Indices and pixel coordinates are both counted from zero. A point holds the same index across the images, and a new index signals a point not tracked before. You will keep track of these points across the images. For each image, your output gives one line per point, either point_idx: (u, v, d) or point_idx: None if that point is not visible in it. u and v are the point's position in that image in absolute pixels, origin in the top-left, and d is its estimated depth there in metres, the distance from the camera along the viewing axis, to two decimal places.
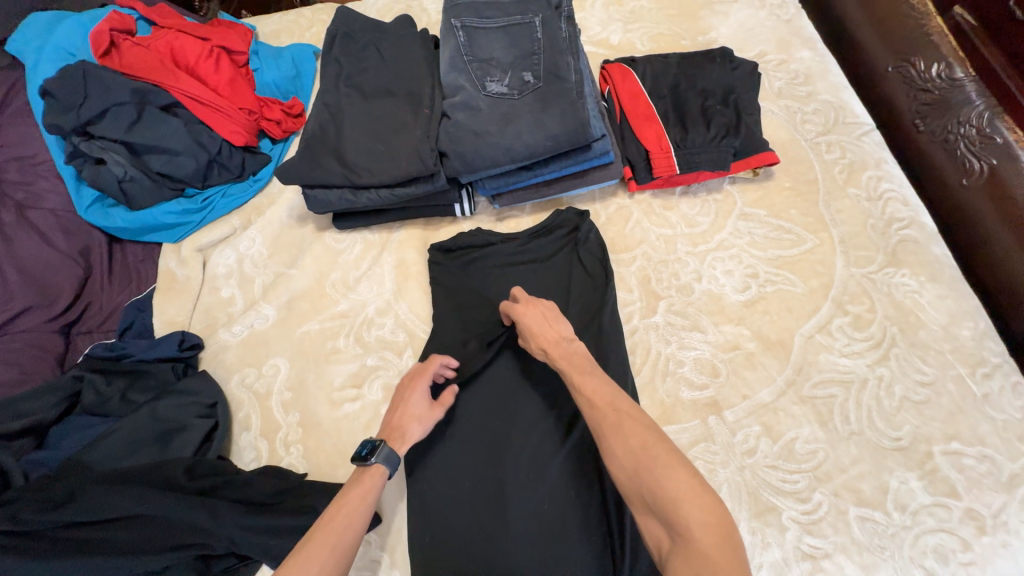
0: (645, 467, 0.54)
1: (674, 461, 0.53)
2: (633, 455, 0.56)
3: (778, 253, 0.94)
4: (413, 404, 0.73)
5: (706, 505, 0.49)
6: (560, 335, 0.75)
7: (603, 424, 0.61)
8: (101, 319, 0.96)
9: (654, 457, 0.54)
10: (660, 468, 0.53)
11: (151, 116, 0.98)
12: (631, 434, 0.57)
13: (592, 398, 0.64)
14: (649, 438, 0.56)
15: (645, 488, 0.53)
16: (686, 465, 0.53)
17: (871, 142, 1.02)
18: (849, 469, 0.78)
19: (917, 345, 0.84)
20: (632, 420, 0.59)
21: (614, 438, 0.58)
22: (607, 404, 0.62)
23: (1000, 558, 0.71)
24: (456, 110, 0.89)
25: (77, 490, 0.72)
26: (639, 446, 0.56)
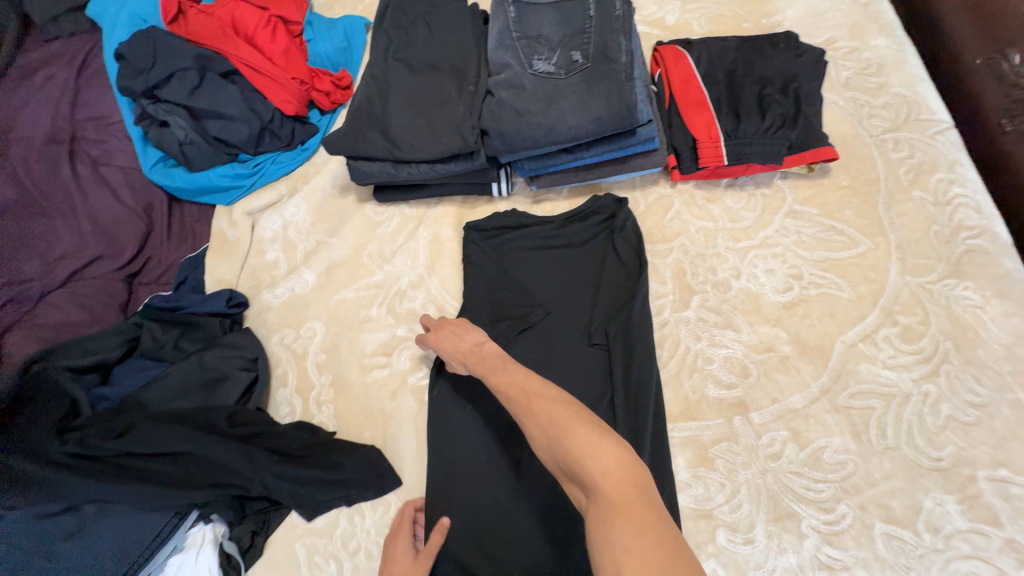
0: (552, 435, 0.54)
1: (575, 422, 0.54)
2: (543, 427, 0.56)
3: (826, 254, 0.89)
4: (397, 566, 0.72)
5: (608, 455, 0.50)
6: (474, 342, 0.75)
7: (518, 407, 0.61)
8: (159, 273, 1.03)
9: (557, 422, 0.55)
10: (562, 432, 0.53)
11: (211, 83, 1.03)
12: (539, 408, 0.58)
13: (509, 383, 0.64)
14: (553, 407, 0.57)
15: (557, 455, 0.54)
16: (587, 422, 0.53)
17: (946, 141, 0.94)
18: (879, 484, 0.75)
19: (972, 363, 0.78)
20: (538, 395, 0.60)
21: (527, 417, 0.59)
22: (519, 386, 0.63)
23: None
24: (501, 88, 0.88)
25: (136, 424, 0.79)
26: (545, 416, 0.56)
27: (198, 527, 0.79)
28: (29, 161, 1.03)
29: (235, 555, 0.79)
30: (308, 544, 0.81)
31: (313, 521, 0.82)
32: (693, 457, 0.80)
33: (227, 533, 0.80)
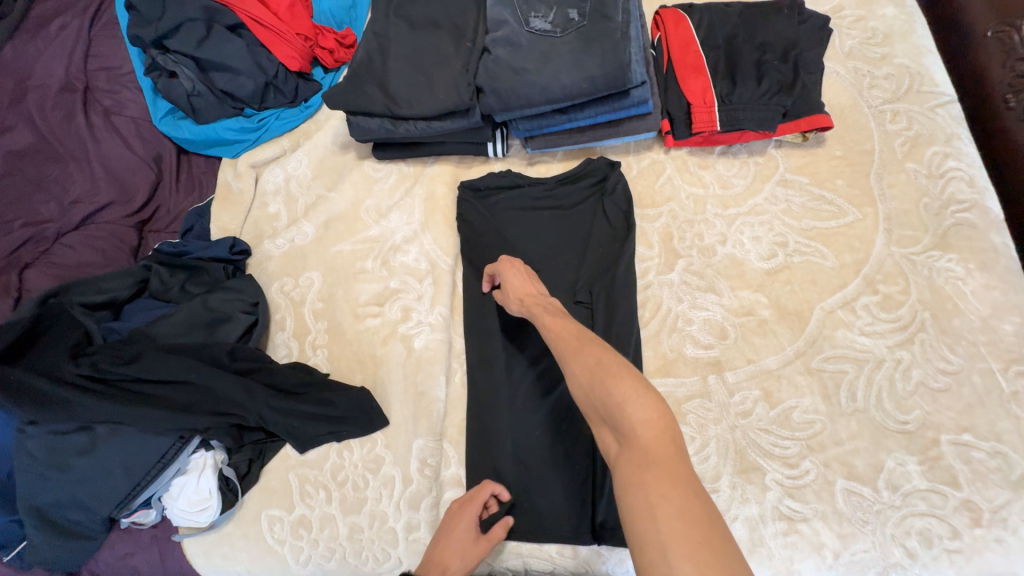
0: (598, 378, 0.57)
1: (623, 372, 0.56)
2: (588, 373, 0.58)
3: (813, 223, 0.90)
4: (457, 537, 0.72)
5: (651, 408, 0.52)
6: (540, 290, 0.79)
7: (565, 352, 0.64)
8: (167, 221, 1.08)
9: (606, 369, 0.57)
10: (609, 379, 0.56)
11: (217, 35, 1.06)
12: (590, 355, 0.60)
13: (559, 328, 0.68)
14: (604, 356, 0.59)
15: (598, 398, 0.56)
16: (635, 374, 0.55)
17: (946, 114, 0.93)
18: (844, 443, 0.77)
19: (948, 333, 0.80)
20: (590, 344, 0.62)
21: (573, 358, 0.62)
22: (570, 334, 0.66)
23: (988, 551, 0.70)
24: (498, 45, 0.89)
25: (141, 353, 0.85)
26: (595, 360, 0.59)
27: (200, 452, 0.85)
28: (45, 108, 1.06)
29: (233, 479, 0.85)
30: (299, 474, 0.87)
31: (305, 454, 0.88)
32: None
33: (226, 460, 0.86)
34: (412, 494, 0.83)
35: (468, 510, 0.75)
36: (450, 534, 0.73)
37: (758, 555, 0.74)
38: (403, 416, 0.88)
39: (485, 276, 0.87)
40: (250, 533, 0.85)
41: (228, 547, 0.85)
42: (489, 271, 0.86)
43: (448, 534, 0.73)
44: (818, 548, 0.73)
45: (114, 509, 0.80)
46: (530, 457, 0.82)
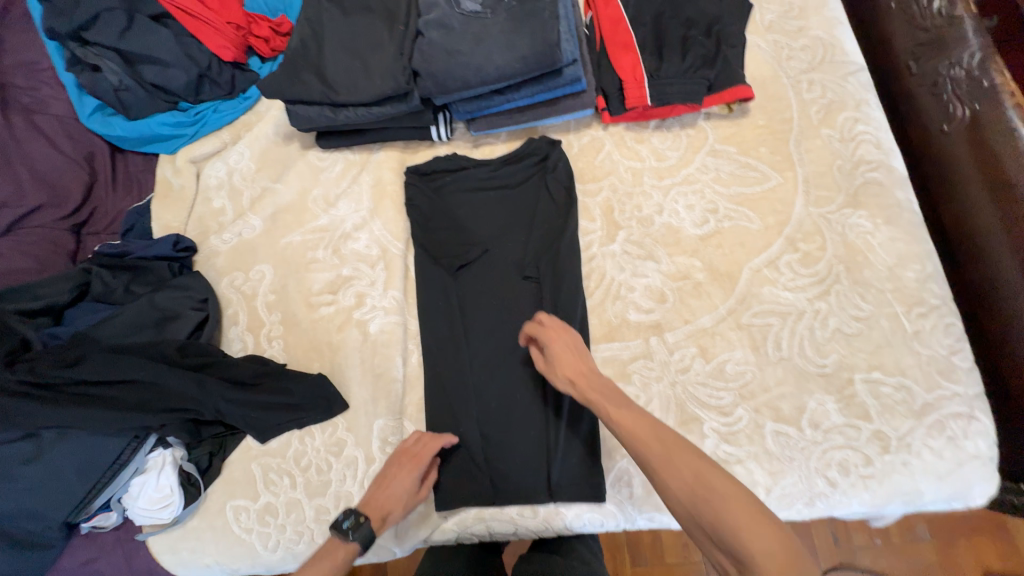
0: (704, 500, 0.58)
1: (731, 494, 0.57)
2: (693, 489, 0.59)
3: (740, 190, 0.96)
4: (400, 484, 0.78)
5: (775, 534, 0.53)
6: (590, 366, 0.76)
7: (650, 459, 0.63)
8: (106, 223, 1.05)
9: (711, 489, 0.58)
10: (722, 501, 0.57)
11: (141, 25, 1.03)
12: (683, 466, 0.61)
13: (637, 425, 0.66)
14: (703, 470, 0.60)
15: (707, 521, 0.57)
16: (745, 496, 0.57)
17: (856, 82, 1.00)
18: (772, 389, 0.84)
19: (859, 283, 0.87)
20: (680, 451, 0.62)
21: (666, 471, 0.61)
22: (655, 436, 0.65)
23: (896, 473, 0.79)
24: (431, 28, 0.90)
25: (86, 355, 0.84)
26: (692, 473, 0.60)
27: (157, 451, 0.84)
28: None
29: (194, 474, 0.85)
30: (262, 463, 0.88)
31: (267, 443, 0.89)
32: (612, 373, 0.88)
33: (186, 456, 0.86)
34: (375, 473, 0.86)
35: (410, 460, 0.80)
36: (390, 480, 0.79)
37: None
38: (362, 398, 0.90)
39: (523, 333, 0.82)
40: (216, 525, 0.85)
41: (195, 541, 0.86)
42: (526, 331, 0.81)
43: (389, 479, 0.79)
44: (752, 486, 0.80)
45: (71, 512, 0.79)
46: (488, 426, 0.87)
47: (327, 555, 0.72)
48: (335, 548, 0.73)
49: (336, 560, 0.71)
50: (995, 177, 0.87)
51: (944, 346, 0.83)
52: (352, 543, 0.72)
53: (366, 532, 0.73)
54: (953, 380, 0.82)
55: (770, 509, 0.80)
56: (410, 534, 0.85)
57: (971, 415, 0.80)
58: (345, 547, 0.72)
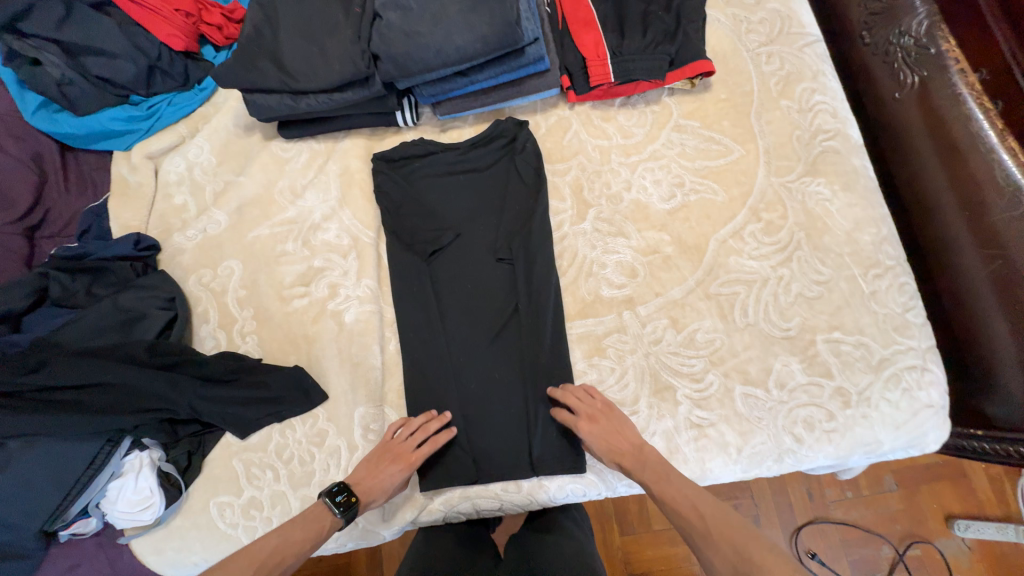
0: (745, 571, 0.63)
1: (771, 562, 0.62)
2: (734, 558, 0.65)
3: (705, 163, 0.98)
4: (391, 476, 0.79)
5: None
6: (632, 443, 0.79)
7: (693, 533, 0.69)
8: (62, 225, 1.01)
9: (750, 552, 0.64)
10: (761, 568, 0.62)
11: (82, 15, 0.98)
12: (723, 540, 0.67)
13: (680, 497, 0.72)
14: (742, 542, 0.66)
15: None
16: (784, 566, 0.61)
17: (812, 53, 1.02)
18: (740, 354, 0.87)
19: (819, 248, 0.91)
20: (718, 523, 0.69)
21: (708, 546, 0.67)
22: (699, 508, 0.71)
23: (857, 426, 0.84)
24: (388, 9, 0.88)
25: (48, 359, 0.81)
26: (730, 546, 0.66)
27: (133, 454, 0.83)
28: None
29: (173, 473, 0.84)
30: (244, 459, 0.87)
31: (247, 439, 0.88)
32: (588, 349, 0.90)
33: (164, 457, 0.85)
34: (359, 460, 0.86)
35: (409, 449, 0.81)
36: (383, 465, 0.80)
37: (675, 461, 0.84)
38: (341, 388, 0.90)
39: (557, 392, 0.84)
40: (200, 522, 0.85)
41: (179, 540, 0.85)
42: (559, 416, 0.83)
43: (381, 463, 0.80)
44: (724, 447, 0.84)
45: (47, 520, 0.77)
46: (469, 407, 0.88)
47: (312, 521, 0.74)
48: (320, 514, 0.75)
49: (319, 529, 0.73)
50: (945, 142, 0.92)
51: (899, 304, 0.88)
52: (336, 518, 0.74)
53: (351, 511, 0.75)
54: (907, 335, 0.86)
55: (742, 468, 0.84)
56: (398, 517, 0.86)
57: (924, 367, 0.85)
58: (331, 519, 0.74)
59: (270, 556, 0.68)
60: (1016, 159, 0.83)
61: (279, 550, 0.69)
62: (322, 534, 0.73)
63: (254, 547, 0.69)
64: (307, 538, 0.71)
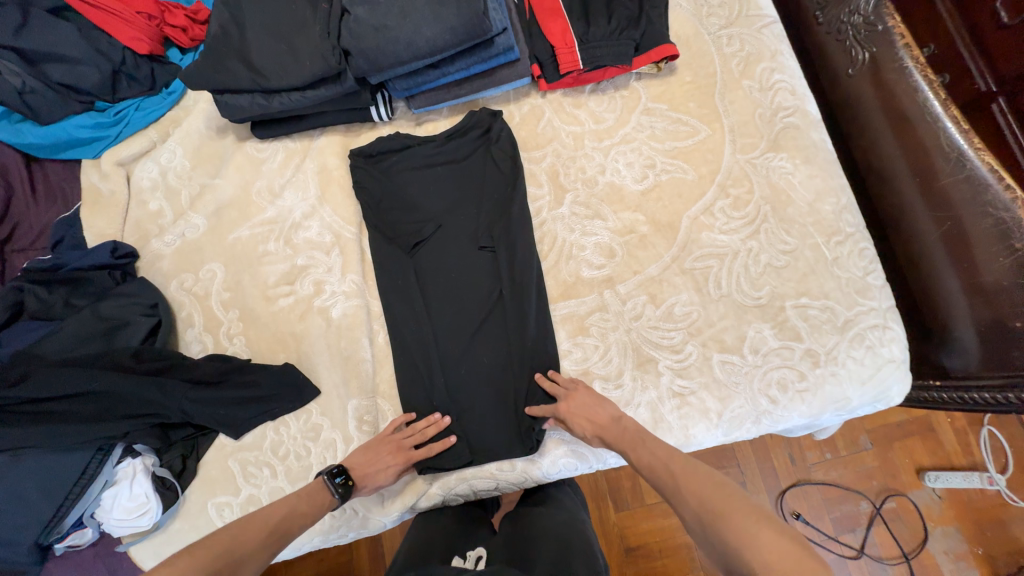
0: (707, 521, 0.61)
1: (732, 508, 0.60)
2: (700, 509, 0.62)
3: (674, 144, 1.01)
4: (386, 463, 0.82)
5: (776, 535, 0.55)
6: (610, 416, 0.82)
7: (666, 490, 0.69)
8: (32, 237, 0.99)
9: (714, 502, 0.62)
10: (719, 514, 0.60)
11: (41, 21, 0.96)
12: (691, 492, 0.65)
13: (654, 459, 0.73)
14: (708, 492, 0.63)
15: (714, 543, 0.59)
16: (748, 513, 0.58)
17: (770, 34, 1.06)
18: (716, 324, 0.92)
19: (785, 220, 0.96)
20: (688, 476, 0.67)
21: (679, 500, 0.66)
22: (672, 469, 0.70)
23: (827, 383, 0.89)
24: (355, 4, 0.89)
25: (31, 371, 0.80)
26: (695, 498, 0.64)
27: (126, 461, 0.82)
28: None
29: (168, 478, 0.84)
30: (240, 459, 0.88)
31: (242, 439, 0.89)
32: (572, 329, 0.94)
33: (157, 462, 0.85)
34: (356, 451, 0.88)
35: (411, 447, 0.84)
36: (381, 457, 0.82)
37: (661, 429, 0.88)
38: (333, 382, 0.92)
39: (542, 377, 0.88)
40: (199, 524, 0.86)
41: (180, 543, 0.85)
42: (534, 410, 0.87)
43: (381, 454, 0.83)
44: (705, 413, 0.88)
45: (41, 534, 0.76)
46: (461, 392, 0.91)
47: (313, 497, 0.75)
48: (319, 492, 0.76)
49: (319, 505, 0.75)
50: (894, 113, 0.97)
51: (860, 268, 0.93)
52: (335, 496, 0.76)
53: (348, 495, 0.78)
54: (869, 297, 0.92)
55: (723, 431, 0.89)
56: (398, 502, 0.88)
57: (885, 325, 0.91)
58: (329, 496, 0.76)
59: (280, 523, 0.69)
60: (959, 127, 0.89)
61: (286, 519, 0.70)
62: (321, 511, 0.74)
63: (261, 515, 0.69)
64: (312, 513, 0.73)
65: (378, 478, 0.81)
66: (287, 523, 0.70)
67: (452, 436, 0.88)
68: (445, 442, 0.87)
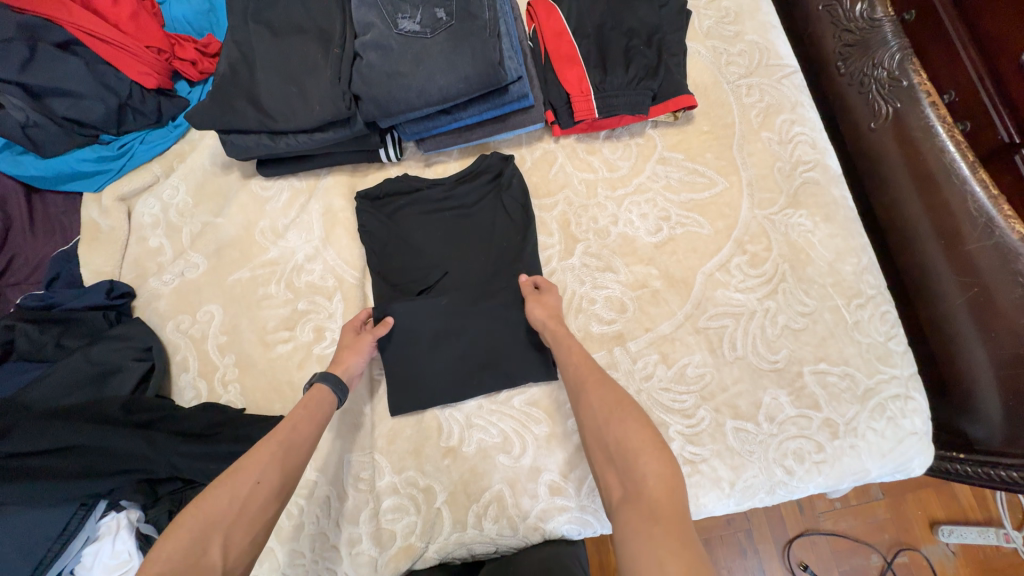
0: (612, 420, 0.64)
1: (638, 420, 0.63)
2: (608, 409, 0.66)
3: (690, 196, 0.99)
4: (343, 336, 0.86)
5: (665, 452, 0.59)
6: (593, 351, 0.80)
7: (586, 383, 0.72)
8: (28, 271, 0.96)
9: (619, 417, 0.64)
10: (624, 418, 0.64)
11: (48, 55, 0.93)
12: (608, 394, 0.68)
13: (580, 364, 0.75)
14: (622, 399, 0.67)
15: (609, 438, 0.63)
16: (650, 427, 0.62)
17: (790, 84, 1.04)
18: (730, 388, 0.88)
19: (803, 280, 0.92)
20: (607, 382, 0.71)
21: (591, 394, 0.70)
22: (595, 378, 0.71)
23: (846, 456, 0.85)
24: (368, 50, 0.87)
25: (15, 425, 0.76)
26: (607, 399, 0.68)
27: (109, 515, 0.79)
28: None
29: (153, 534, 0.80)
30: None
31: None
32: None
33: (143, 517, 0.81)
34: (349, 509, 0.86)
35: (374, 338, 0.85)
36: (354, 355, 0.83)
37: None
38: (329, 436, 0.89)
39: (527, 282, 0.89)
40: None
41: None
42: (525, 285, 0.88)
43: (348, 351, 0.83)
44: (717, 482, 0.84)
45: None
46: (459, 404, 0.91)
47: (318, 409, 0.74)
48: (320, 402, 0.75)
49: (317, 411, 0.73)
50: (918, 173, 0.94)
51: (881, 333, 0.90)
52: (322, 385, 0.77)
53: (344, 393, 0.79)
54: (890, 364, 0.88)
55: (735, 501, 0.85)
56: (388, 568, 0.83)
57: (908, 395, 0.87)
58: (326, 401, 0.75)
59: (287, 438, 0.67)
60: (987, 191, 0.86)
61: (281, 433, 0.67)
62: (320, 410, 0.73)
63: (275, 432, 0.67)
64: (311, 416, 0.72)
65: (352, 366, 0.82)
66: (282, 450, 0.65)
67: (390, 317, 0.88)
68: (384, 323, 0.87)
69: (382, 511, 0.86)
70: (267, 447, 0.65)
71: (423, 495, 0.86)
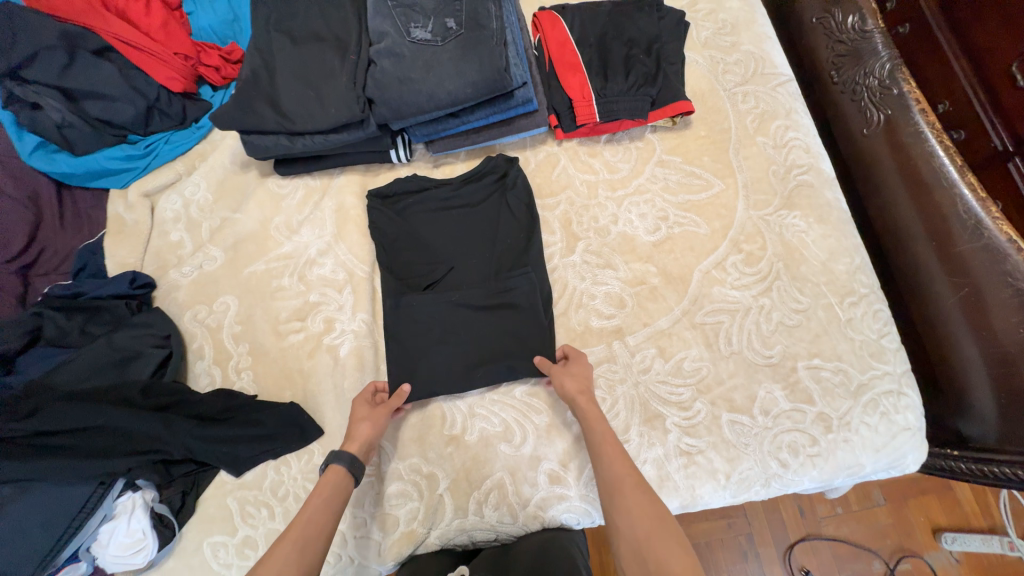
0: (650, 537, 0.62)
1: (678, 543, 0.61)
2: (646, 520, 0.63)
3: (687, 197, 1.02)
4: (357, 409, 0.85)
5: None
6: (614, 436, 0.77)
7: (621, 483, 0.69)
8: (57, 262, 1.01)
9: (660, 536, 0.62)
10: (664, 539, 0.61)
11: (84, 61, 1.00)
12: (646, 505, 0.65)
13: (614, 459, 0.72)
14: (661, 515, 0.64)
15: (646, 556, 0.60)
16: (691, 554, 0.60)
17: (785, 92, 1.08)
18: (725, 381, 0.91)
19: (798, 278, 0.95)
20: (643, 488, 0.68)
21: (626, 500, 0.66)
22: (631, 480, 0.69)
23: (840, 450, 0.87)
24: (382, 57, 0.92)
25: (41, 407, 0.81)
26: (644, 511, 0.65)
27: (126, 495, 0.82)
28: None
29: (167, 515, 0.83)
30: (239, 497, 0.88)
31: (242, 476, 0.88)
32: None
33: (157, 497, 0.84)
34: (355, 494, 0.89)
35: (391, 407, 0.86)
36: (377, 419, 0.83)
37: (667, 488, 0.86)
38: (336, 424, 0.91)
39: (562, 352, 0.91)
40: (193, 564, 0.84)
41: None
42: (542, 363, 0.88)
43: (367, 423, 0.82)
44: (713, 473, 0.86)
45: (37, 568, 0.74)
46: (460, 395, 0.94)
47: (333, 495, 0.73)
48: (336, 486, 0.74)
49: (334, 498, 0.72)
50: (911, 176, 0.97)
51: (874, 331, 0.92)
52: (337, 465, 0.76)
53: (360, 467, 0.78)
54: (883, 360, 0.91)
55: (731, 493, 0.86)
56: (392, 553, 0.86)
57: (901, 391, 0.89)
58: (340, 483, 0.74)
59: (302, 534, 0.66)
60: (975, 194, 0.89)
61: (297, 531, 0.67)
62: (336, 498, 0.72)
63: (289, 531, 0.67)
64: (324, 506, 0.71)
65: (373, 432, 0.82)
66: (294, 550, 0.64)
67: (407, 385, 0.88)
68: (400, 392, 0.86)
69: (386, 495, 0.88)
70: (281, 548, 0.64)
71: (426, 481, 0.89)
